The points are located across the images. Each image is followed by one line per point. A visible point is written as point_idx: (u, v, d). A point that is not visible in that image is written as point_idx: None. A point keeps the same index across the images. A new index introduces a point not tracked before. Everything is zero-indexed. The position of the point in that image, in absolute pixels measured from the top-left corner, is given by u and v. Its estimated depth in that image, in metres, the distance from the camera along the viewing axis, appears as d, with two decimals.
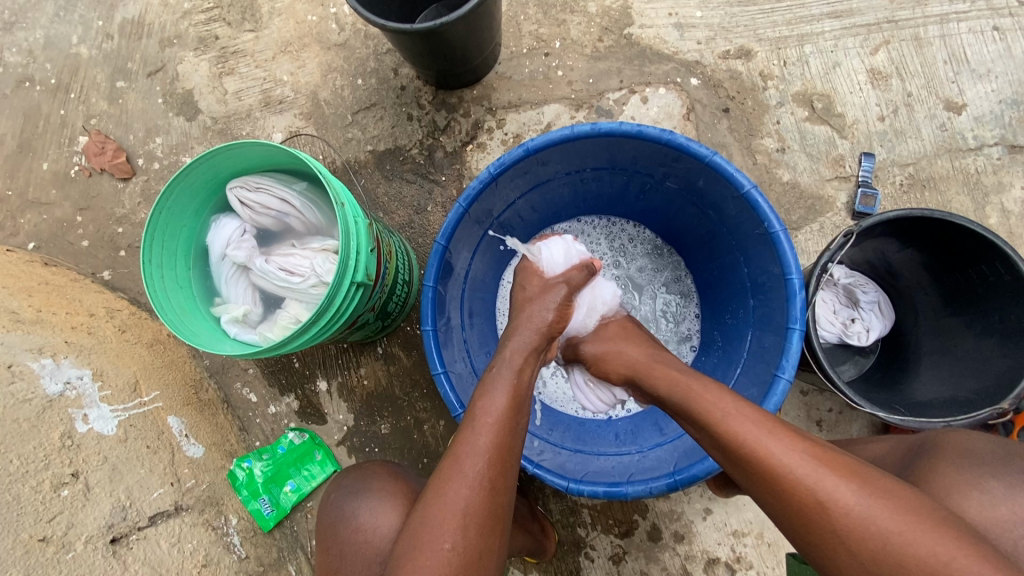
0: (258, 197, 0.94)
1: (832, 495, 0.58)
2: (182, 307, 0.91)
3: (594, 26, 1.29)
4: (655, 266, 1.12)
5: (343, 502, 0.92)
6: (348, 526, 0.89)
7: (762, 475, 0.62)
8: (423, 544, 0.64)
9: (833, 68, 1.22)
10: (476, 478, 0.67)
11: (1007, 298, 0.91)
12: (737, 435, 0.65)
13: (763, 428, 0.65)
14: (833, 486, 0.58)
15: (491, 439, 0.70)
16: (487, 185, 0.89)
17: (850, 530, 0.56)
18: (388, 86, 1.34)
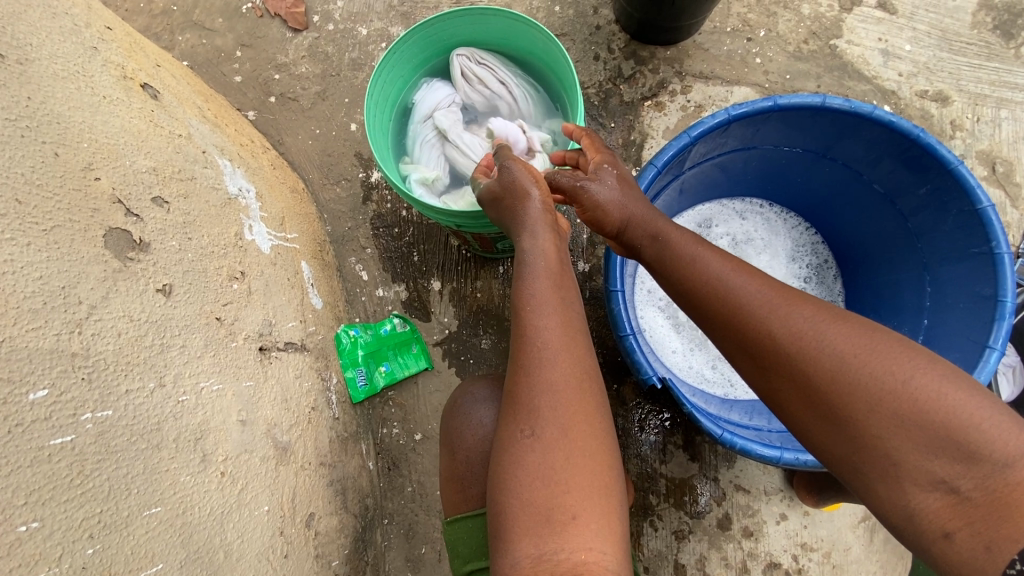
0: (482, 72, 0.94)
1: (911, 377, 0.54)
2: (382, 152, 0.91)
3: (802, 26, 1.29)
4: (820, 289, 1.11)
5: (470, 408, 0.96)
6: (476, 432, 0.94)
7: (828, 380, 0.58)
8: (528, 434, 0.65)
9: (1022, 138, 1.22)
10: (554, 352, 0.68)
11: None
12: (782, 334, 0.61)
13: (828, 326, 0.60)
14: (910, 370, 0.55)
15: (539, 282, 0.74)
16: (719, 127, 0.88)
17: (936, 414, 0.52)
18: (583, 21, 1.35)
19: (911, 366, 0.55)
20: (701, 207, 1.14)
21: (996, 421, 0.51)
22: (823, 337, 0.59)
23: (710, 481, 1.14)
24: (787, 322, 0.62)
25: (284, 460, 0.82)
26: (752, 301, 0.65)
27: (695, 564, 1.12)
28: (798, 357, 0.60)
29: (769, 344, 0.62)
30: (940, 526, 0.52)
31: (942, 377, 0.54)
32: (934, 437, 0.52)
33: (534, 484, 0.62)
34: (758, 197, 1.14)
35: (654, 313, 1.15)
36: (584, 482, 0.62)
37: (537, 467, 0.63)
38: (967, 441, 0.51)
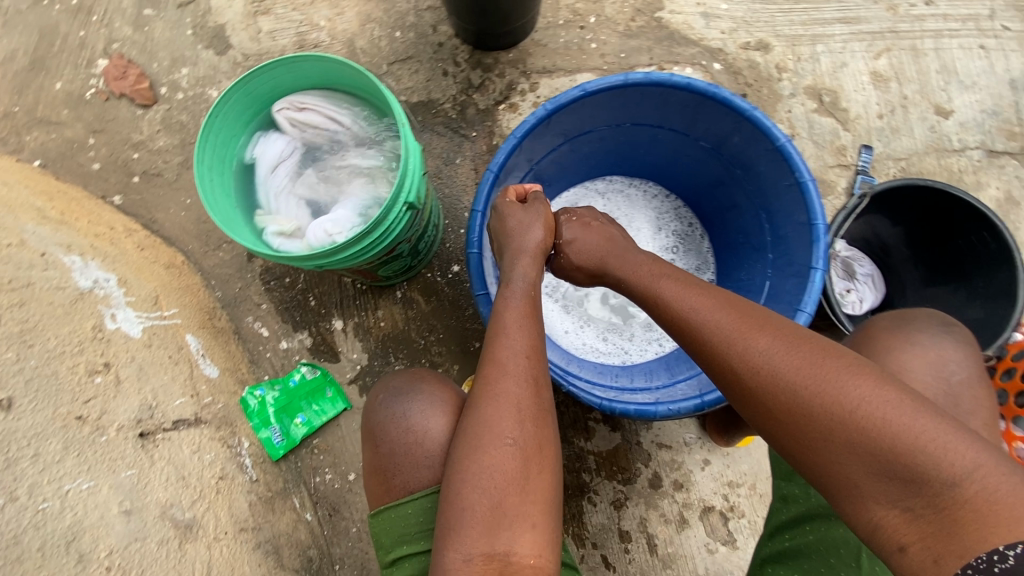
0: (313, 119, 0.96)
1: (859, 393, 0.61)
2: (228, 213, 0.91)
3: (627, 5, 1.37)
4: (685, 249, 1.18)
5: (392, 401, 0.92)
6: (399, 425, 0.89)
7: (784, 394, 0.64)
8: (487, 451, 0.72)
9: (840, 67, 1.33)
10: (523, 377, 0.75)
11: (995, 265, 1.01)
12: (743, 348, 0.68)
13: (783, 345, 0.67)
14: (865, 390, 0.61)
15: (520, 342, 0.78)
16: (542, 122, 0.93)
17: (882, 429, 0.58)
18: (426, 41, 1.39)
19: (865, 389, 0.61)
20: (565, 194, 1.20)
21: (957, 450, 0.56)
22: (765, 349, 0.67)
23: (635, 446, 1.20)
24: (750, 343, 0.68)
25: (190, 538, 0.84)
26: (721, 322, 0.71)
27: (637, 528, 1.17)
28: (758, 372, 0.66)
29: (737, 368, 0.68)
30: (896, 538, 0.57)
31: (895, 400, 0.60)
32: (889, 460, 0.58)
33: (489, 497, 0.70)
34: (616, 171, 1.21)
35: (545, 302, 1.21)
36: (543, 500, 0.71)
37: (489, 479, 0.71)
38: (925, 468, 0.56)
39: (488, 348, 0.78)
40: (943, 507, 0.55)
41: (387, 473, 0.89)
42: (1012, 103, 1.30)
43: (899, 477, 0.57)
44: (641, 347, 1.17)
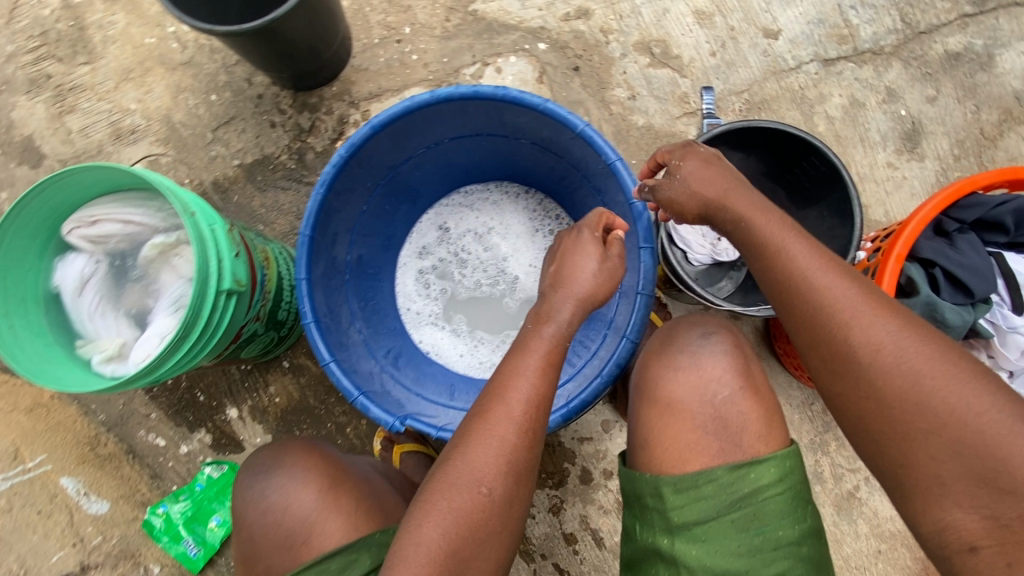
0: (106, 229, 0.90)
1: (969, 397, 0.60)
2: (43, 355, 0.85)
3: (438, 7, 1.31)
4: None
5: (253, 482, 0.88)
6: (258, 506, 0.86)
7: (893, 379, 0.63)
8: (449, 493, 0.68)
9: (663, 14, 1.30)
10: (520, 413, 0.71)
11: (828, 186, 0.95)
12: (875, 331, 0.64)
13: (902, 330, 0.64)
14: (978, 394, 0.60)
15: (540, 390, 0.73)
16: (344, 169, 0.88)
17: (979, 436, 0.58)
18: (244, 97, 1.31)
19: (988, 400, 0.59)
20: (428, 216, 1.17)
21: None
22: (884, 334, 0.64)
23: (558, 448, 1.18)
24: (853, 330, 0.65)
25: None
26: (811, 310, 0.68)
27: (581, 527, 1.16)
28: (865, 354, 0.64)
29: (850, 344, 0.65)
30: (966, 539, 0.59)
31: (1013, 412, 0.58)
32: (978, 463, 0.58)
33: (453, 546, 0.67)
34: (472, 180, 1.16)
35: (429, 329, 1.13)
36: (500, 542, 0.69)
37: (442, 523, 0.67)
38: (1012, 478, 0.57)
39: (498, 380, 0.73)
40: (1000, 512, 0.57)
41: (250, 557, 0.86)
42: (837, 6, 1.28)
43: (970, 481, 0.59)
44: None
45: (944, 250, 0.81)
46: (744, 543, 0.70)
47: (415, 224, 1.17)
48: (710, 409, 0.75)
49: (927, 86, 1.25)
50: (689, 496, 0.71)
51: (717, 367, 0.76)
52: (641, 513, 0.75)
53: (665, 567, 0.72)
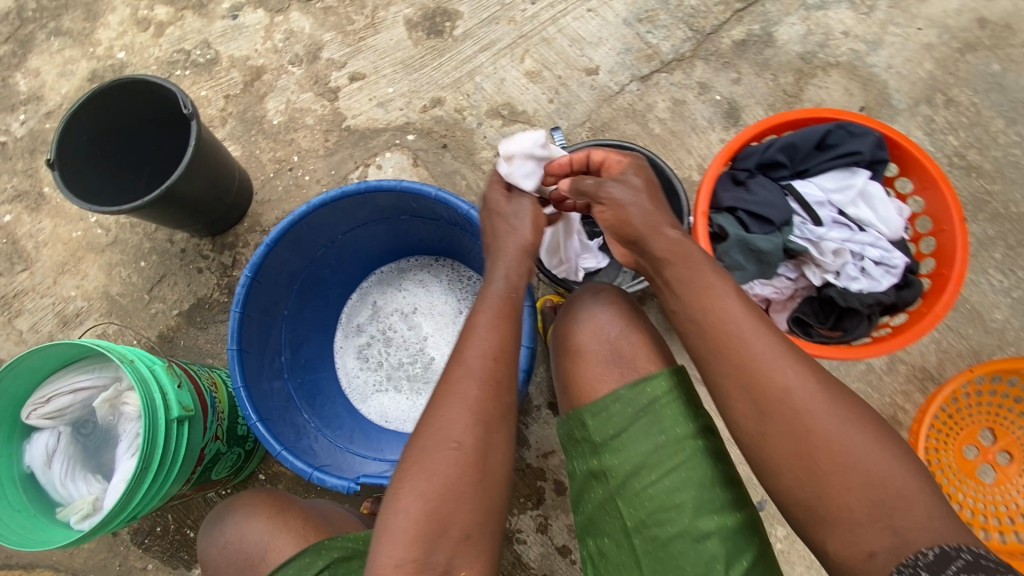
0: (54, 401, 1.02)
1: (798, 394, 0.71)
2: (30, 527, 0.97)
3: (317, 133, 1.54)
4: None
5: None
6: None
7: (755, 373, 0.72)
8: (414, 469, 0.73)
9: (501, 83, 1.53)
10: (457, 396, 0.76)
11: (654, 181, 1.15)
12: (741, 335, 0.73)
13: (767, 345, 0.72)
14: (809, 397, 0.70)
15: (486, 353, 0.79)
16: (252, 286, 1.02)
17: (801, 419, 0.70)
18: (169, 255, 1.47)
19: (812, 405, 0.70)
20: (352, 299, 1.30)
21: (891, 452, 0.69)
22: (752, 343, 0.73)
23: (528, 469, 1.27)
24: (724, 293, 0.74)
25: None
26: (715, 337, 0.74)
27: (570, 536, 1.24)
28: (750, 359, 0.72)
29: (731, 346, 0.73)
30: (868, 549, 0.67)
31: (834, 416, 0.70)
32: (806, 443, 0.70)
33: (428, 504, 0.71)
34: (381, 262, 1.31)
35: (378, 398, 1.23)
36: (431, 509, 0.71)
37: (416, 488, 0.72)
38: (904, 490, 0.67)
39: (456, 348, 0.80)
40: (814, 469, 0.69)
41: None
42: (636, 34, 1.53)
43: (797, 451, 0.70)
44: None
45: (743, 194, 0.94)
46: (654, 442, 0.76)
47: (339, 310, 1.28)
48: (611, 346, 0.82)
49: (728, 72, 1.49)
50: (605, 418, 0.78)
51: (611, 317, 0.84)
52: (576, 448, 0.81)
53: (599, 484, 0.78)
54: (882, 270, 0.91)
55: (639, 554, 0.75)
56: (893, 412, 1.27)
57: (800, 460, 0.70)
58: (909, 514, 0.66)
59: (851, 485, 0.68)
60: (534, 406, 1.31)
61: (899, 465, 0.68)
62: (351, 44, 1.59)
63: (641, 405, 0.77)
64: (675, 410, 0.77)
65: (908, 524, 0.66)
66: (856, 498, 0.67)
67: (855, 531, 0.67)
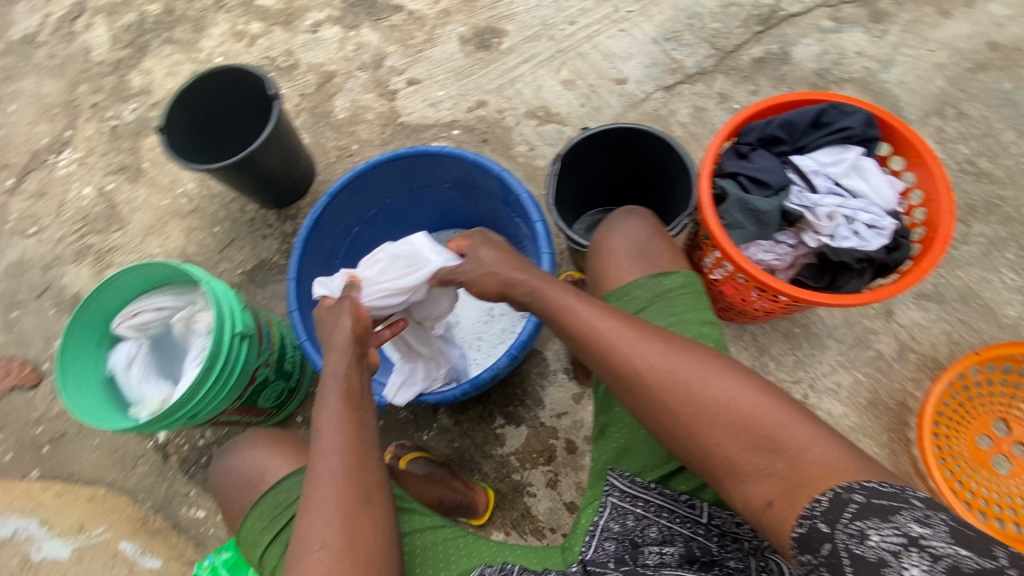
0: (140, 316, 1.19)
1: (650, 361, 0.71)
2: (105, 417, 1.12)
3: (375, 126, 1.75)
4: None
5: None
6: None
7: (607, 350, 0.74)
8: (314, 490, 0.76)
9: (539, 89, 1.72)
10: (329, 415, 0.81)
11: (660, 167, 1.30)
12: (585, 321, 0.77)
13: (616, 322, 0.75)
14: (666, 358, 0.71)
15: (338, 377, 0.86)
16: (312, 231, 1.21)
17: (663, 383, 0.69)
18: (240, 223, 1.69)
19: (669, 365, 0.70)
20: None
21: (753, 390, 0.67)
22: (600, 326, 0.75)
23: (542, 428, 1.36)
24: (570, 309, 0.79)
25: None
26: (572, 327, 0.78)
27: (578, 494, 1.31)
28: (600, 341, 0.75)
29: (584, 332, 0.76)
30: (763, 497, 0.62)
31: (697, 369, 0.69)
32: (676, 408, 0.68)
33: (331, 519, 0.73)
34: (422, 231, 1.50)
35: None
36: (335, 515, 0.74)
37: (316, 508, 0.74)
38: (774, 425, 0.63)
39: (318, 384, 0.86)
40: (691, 429, 0.67)
41: None
42: (663, 51, 1.70)
43: (671, 412, 0.69)
44: (492, 346, 1.35)
45: (744, 163, 1.05)
46: (666, 320, 0.84)
47: None
48: (633, 248, 0.93)
49: (747, 84, 1.63)
50: (627, 301, 0.87)
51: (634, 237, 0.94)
52: None
53: None
54: (873, 232, 1.00)
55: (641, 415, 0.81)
56: (903, 398, 1.29)
57: (672, 426, 0.68)
58: (783, 449, 0.62)
59: (724, 435, 0.65)
60: (551, 370, 1.41)
61: (761, 402, 0.65)
62: (411, 55, 1.83)
63: (657, 289, 0.87)
64: (688, 300, 0.87)
65: (786, 459, 0.61)
66: (731, 445, 0.64)
67: (747, 482, 0.63)
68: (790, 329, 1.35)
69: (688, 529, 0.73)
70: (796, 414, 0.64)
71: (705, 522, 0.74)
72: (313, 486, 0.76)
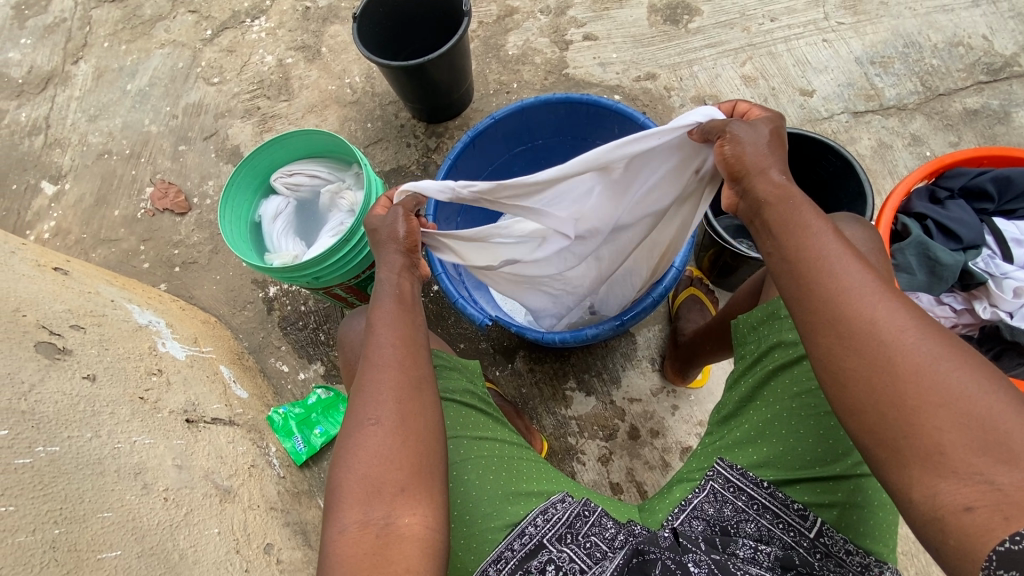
0: (297, 178, 1.30)
1: (891, 322, 0.59)
2: (245, 253, 1.24)
3: (540, 71, 1.76)
4: None
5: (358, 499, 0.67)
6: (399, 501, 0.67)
7: (839, 294, 0.61)
8: (366, 386, 0.73)
9: (715, 78, 1.64)
10: (383, 318, 0.77)
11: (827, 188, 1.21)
12: (826, 253, 0.64)
13: (867, 273, 0.62)
14: (914, 331, 0.58)
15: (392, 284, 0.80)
16: (468, 147, 1.24)
17: (896, 351, 0.57)
18: (391, 125, 1.78)
19: (911, 339, 0.58)
20: None
21: (1008, 397, 0.54)
22: (842, 269, 0.62)
23: (611, 405, 1.36)
24: (820, 230, 0.65)
25: (229, 499, 1.01)
26: (803, 253, 0.65)
27: (626, 479, 1.30)
28: (840, 281, 0.62)
29: (818, 262, 0.63)
30: (959, 499, 0.52)
31: (948, 356, 0.56)
32: (902, 379, 0.56)
33: (385, 416, 0.70)
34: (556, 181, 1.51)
35: None
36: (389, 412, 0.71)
37: (368, 401, 0.71)
38: (1020, 439, 0.52)
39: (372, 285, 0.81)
40: (909, 406, 0.55)
41: (387, 524, 0.66)
42: (864, 74, 1.57)
43: (888, 382, 0.57)
44: None
45: (937, 209, 0.96)
46: None
47: None
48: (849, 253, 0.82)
49: (949, 134, 1.48)
50: None
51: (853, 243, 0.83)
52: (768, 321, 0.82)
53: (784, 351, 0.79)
54: None
55: (771, 418, 0.78)
56: None
57: (883, 391, 0.57)
58: (1021, 468, 0.51)
59: (946, 425, 0.54)
60: (637, 355, 1.39)
61: (1014, 411, 0.53)
62: (596, 10, 1.80)
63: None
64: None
65: (1016, 476, 0.51)
66: (954, 441, 0.53)
67: (948, 479, 0.53)
68: None
69: (789, 537, 0.72)
70: None
71: (811, 537, 0.71)
72: (370, 369, 0.73)
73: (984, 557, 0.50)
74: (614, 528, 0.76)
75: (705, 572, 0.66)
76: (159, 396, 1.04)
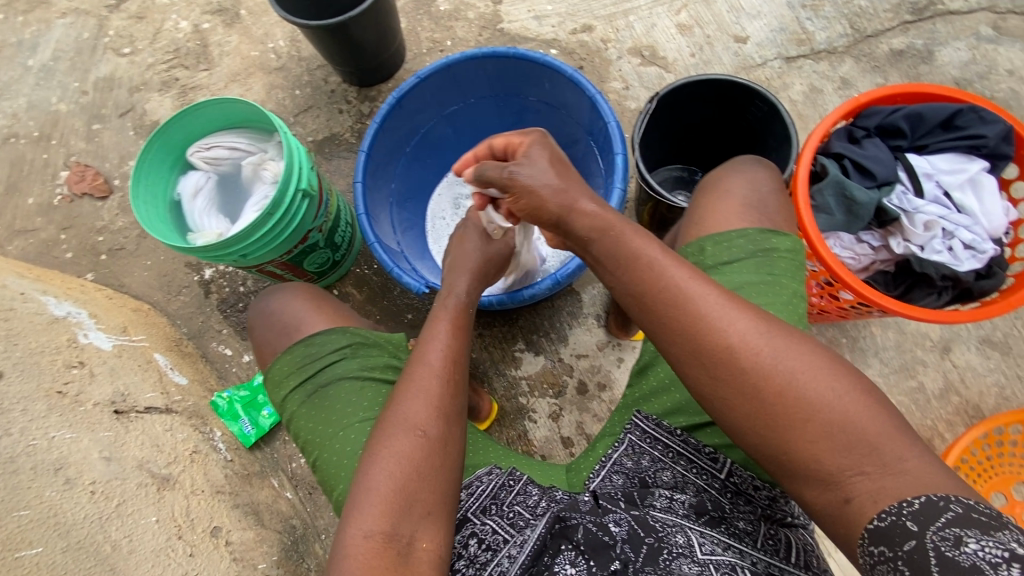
0: (215, 150, 1.23)
1: (749, 350, 0.65)
2: (164, 234, 1.17)
3: (474, 27, 1.69)
4: None
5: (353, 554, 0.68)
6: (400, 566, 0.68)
7: (702, 330, 0.67)
8: (392, 443, 0.73)
9: (651, 28, 1.61)
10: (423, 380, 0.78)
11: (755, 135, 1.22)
12: (681, 294, 0.68)
13: (725, 305, 0.67)
14: (775, 353, 0.65)
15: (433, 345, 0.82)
16: (394, 109, 1.18)
17: (762, 374, 0.64)
18: (320, 91, 1.69)
19: (776, 360, 0.64)
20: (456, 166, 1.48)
21: (860, 396, 0.62)
22: (698, 305, 0.67)
23: (559, 363, 1.38)
24: (655, 263, 0.71)
25: (167, 486, 0.99)
26: (653, 297, 0.70)
27: (576, 432, 1.33)
28: (703, 319, 0.67)
29: (675, 302, 0.68)
30: (841, 493, 0.60)
31: (811, 367, 0.64)
32: (773, 400, 0.63)
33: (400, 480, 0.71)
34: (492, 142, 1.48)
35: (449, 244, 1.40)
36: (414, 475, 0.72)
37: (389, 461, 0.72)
38: (876, 433, 0.60)
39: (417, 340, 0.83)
40: (786, 424, 0.63)
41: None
42: (796, 18, 1.56)
43: (766, 408, 0.63)
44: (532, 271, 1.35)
45: (852, 149, 0.98)
46: (758, 277, 0.81)
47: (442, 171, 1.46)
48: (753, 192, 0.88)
49: (876, 76, 1.50)
50: (724, 247, 0.83)
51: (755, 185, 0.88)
52: None
53: None
54: (968, 254, 0.93)
55: None
56: (930, 436, 1.24)
57: (762, 415, 0.64)
58: (878, 456, 0.59)
59: (817, 436, 0.61)
60: (583, 312, 1.41)
61: (879, 416, 0.61)
62: None
63: (760, 245, 0.83)
64: (785, 266, 0.83)
65: (878, 467, 0.59)
66: (827, 452, 0.61)
67: (825, 484, 0.61)
68: (836, 337, 1.30)
69: (702, 480, 0.76)
70: (907, 431, 0.61)
71: (722, 478, 0.76)
72: (395, 433, 0.74)
73: (860, 535, 0.59)
74: (537, 496, 0.77)
75: (626, 531, 0.67)
76: (80, 389, 1.00)
